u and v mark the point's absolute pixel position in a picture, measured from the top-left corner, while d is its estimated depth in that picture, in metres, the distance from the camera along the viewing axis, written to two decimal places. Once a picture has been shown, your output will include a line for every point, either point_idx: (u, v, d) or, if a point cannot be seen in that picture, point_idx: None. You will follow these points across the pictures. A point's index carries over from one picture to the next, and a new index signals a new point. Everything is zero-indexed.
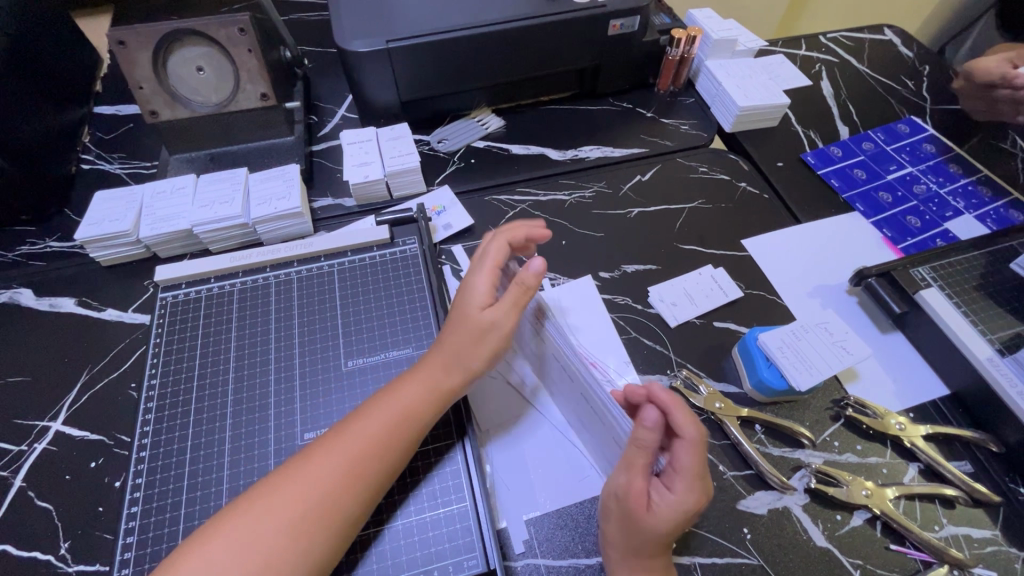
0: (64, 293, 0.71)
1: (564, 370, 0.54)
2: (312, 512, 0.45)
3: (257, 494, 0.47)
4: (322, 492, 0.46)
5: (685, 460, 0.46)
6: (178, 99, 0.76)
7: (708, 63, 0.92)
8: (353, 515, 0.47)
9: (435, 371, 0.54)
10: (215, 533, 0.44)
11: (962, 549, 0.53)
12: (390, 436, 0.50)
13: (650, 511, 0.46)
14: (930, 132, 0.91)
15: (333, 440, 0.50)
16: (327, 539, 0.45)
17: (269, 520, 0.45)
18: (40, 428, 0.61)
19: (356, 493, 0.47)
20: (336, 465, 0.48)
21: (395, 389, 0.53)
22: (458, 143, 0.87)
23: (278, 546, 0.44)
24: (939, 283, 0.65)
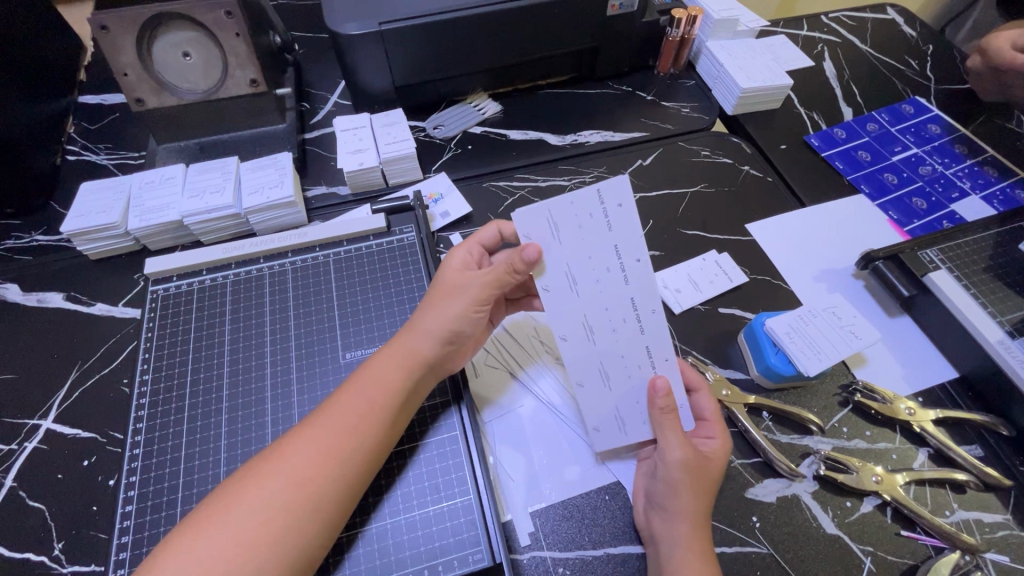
0: (52, 288, 0.69)
1: (598, 333, 0.50)
2: (295, 492, 0.44)
3: (241, 476, 0.45)
4: (303, 470, 0.45)
5: (708, 408, 0.53)
6: (165, 86, 0.74)
7: (708, 44, 0.90)
8: (336, 493, 0.45)
9: (413, 342, 0.52)
10: (197, 519, 0.43)
11: (974, 533, 0.52)
12: (370, 413, 0.48)
13: (710, 462, 0.50)
14: (934, 113, 0.89)
15: (314, 417, 0.48)
16: (311, 520, 0.44)
17: (251, 500, 0.43)
18: (31, 427, 0.59)
19: (336, 472, 0.45)
20: (313, 441, 0.46)
21: (371, 362, 0.52)
22: (454, 129, 0.84)
23: (260, 528, 0.42)
24: (947, 266, 0.64)
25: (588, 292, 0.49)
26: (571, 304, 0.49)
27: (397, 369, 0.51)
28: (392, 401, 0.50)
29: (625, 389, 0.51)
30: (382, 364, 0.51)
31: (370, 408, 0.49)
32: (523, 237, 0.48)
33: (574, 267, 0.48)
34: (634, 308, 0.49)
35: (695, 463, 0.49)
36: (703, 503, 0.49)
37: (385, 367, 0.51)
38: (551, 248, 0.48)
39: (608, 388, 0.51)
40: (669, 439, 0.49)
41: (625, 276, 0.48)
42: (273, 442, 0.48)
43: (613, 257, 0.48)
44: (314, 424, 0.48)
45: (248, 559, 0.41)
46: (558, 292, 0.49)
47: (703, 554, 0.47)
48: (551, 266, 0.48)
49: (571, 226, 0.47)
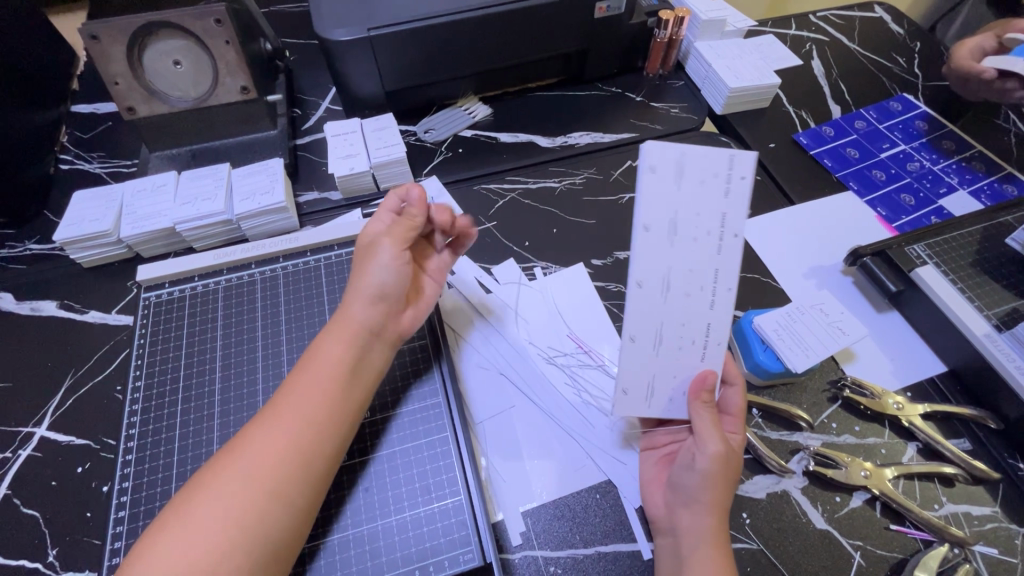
0: (46, 297, 0.69)
1: (672, 294, 0.49)
2: (251, 477, 0.44)
3: (205, 473, 0.46)
4: (257, 455, 0.45)
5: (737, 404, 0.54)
6: (156, 94, 0.74)
7: (696, 45, 0.91)
8: (294, 475, 0.45)
9: (348, 314, 0.53)
10: (165, 521, 0.43)
11: (963, 526, 0.52)
12: (314, 393, 0.49)
13: (738, 456, 0.50)
14: (922, 109, 0.90)
15: (266, 409, 0.49)
16: (272, 503, 0.44)
17: (212, 493, 0.44)
18: (25, 434, 0.59)
19: (290, 454, 0.46)
20: (263, 430, 0.47)
21: (315, 345, 0.52)
22: (445, 133, 0.85)
23: (221, 518, 0.42)
24: (935, 261, 0.64)
25: (680, 247, 0.47)
26: (660, 253, 0.48)
27: (337, 344, 0.52)
28: (339, 377, 0.50)
29: (678, 362, 0.50)
30: (326, 342, 0.52)
31: (317, 389, 0.49)
32: (648, 166, 0.46)
33: (679, 218, 0.47)
34: (714, 279, 0.48)
35: (729, 457, 0.49)
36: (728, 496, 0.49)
37: (329, 345, 0.52)
38: (665, 191, 0.46)
39: (656, 352, 0.50)
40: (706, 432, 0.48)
41: (717, 246, 0.48)
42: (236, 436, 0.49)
43: (717, 223, 0.47)
44: (269, 410, 0.48)
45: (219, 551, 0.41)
46: (654, 237, 0.47)
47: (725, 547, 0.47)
48: (661, 207, 0.47)
49: (694, 178, 0.47)
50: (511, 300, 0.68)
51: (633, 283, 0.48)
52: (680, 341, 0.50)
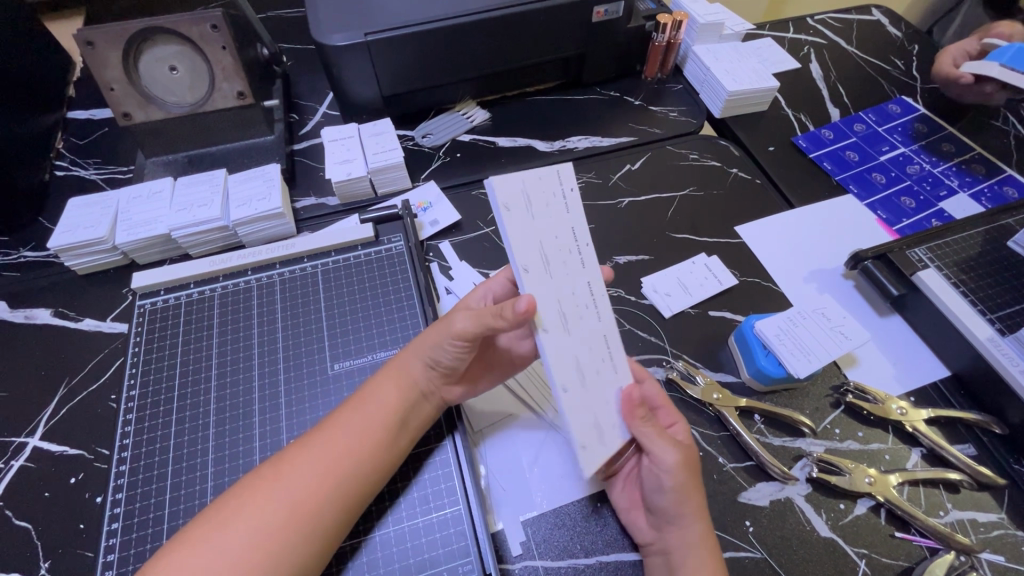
0: (40, 304, 0.69)
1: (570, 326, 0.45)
2: (291, 514, 0.43)
3: (235, 493, 0.45)
4: (299, 491, 0.44)
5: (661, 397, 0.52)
6: (152, 100, 0.74)
7: (694, 49, 0.90)
8: (335, 513, 0.45)
9: (415, 357, 0.53)
10: (191, 538, 0.42)
11: (969, 533, 0.52)
12: (372, 432, 0.49)
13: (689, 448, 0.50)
14: (921, 112, 0.90)
15: (314, 435, 0.48)
16: (310, 539, 0.43)
17: (246, 520, 0.43)
18: (17, 445, 0.58)
19: (336, 490, 0.45)
20: (313, 457, 0.46)
21: (375, 380, 0.52)
22: (443, 137, 0.84)
23: (253, 549, 0.41)
24: (936, 264, 0.64)
25: (557, 279, 0.45)
26: (546, 289, 0.45)
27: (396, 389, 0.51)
28: (392, 423, 0.50)
29: (599, 388, 0.46)
30: (383, 382, 0.51)
31: (369, 434, 0.48)
32: (501, 207, 0.44)
33: (546, 248, 0.45)
34: (590, 294, 0.47)
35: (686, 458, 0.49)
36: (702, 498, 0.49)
37: (386, 386, 0.51)
38: (523, 225, 0.44)
39: (585, 389, 0.45)
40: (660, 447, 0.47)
41: (579, 262, 0.46)
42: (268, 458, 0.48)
43: (572, 239, 0.46)
44: (312, 443, 0.47)
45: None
46: (536, 274, 0.44)
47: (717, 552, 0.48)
48: (527, 245, 0.44)
49: (541, 208, 0.45)
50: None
51: (538, 322, 0.44)
52: (580, 365, 0.45)
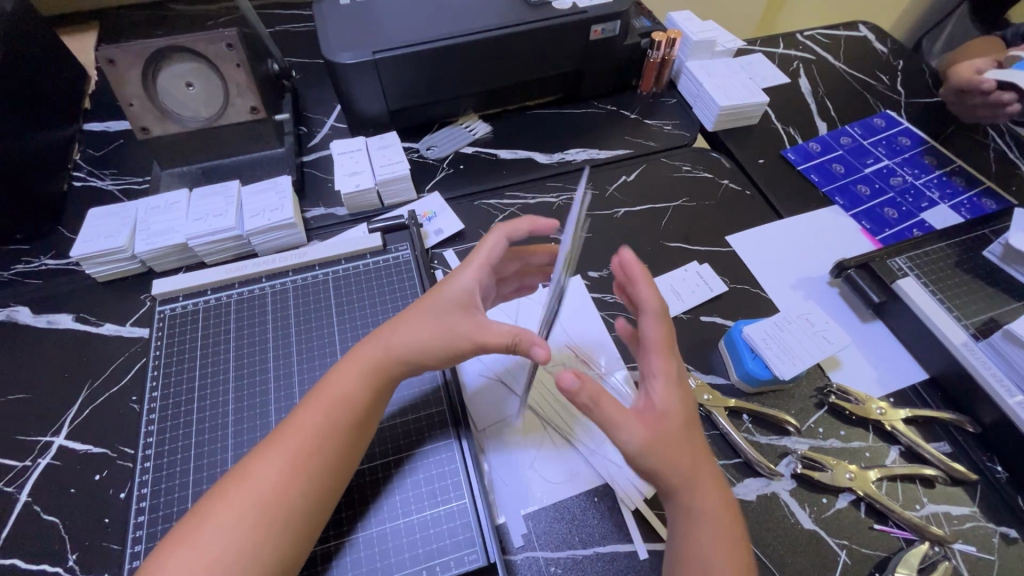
0: (62, 310, 0.72)
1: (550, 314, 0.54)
2: (263, 509, 0.46)
3: (208, 498, 0.47)
4: (265, 489, 0.46)
5: (652, 332, 0.51)
6: (169, 115, 0.77)
7: (688, 64, 0.94)
8: (302, 509, 0.47)
9: (370, 350, 0.54)
10: (172, 541, 0.45)
11: (943, 525, 0.55)
12: (330, 429, 0.50)
13: (665, 416, 0.49)
14: (904, 126, 0.94)
15: (276, 436, 0.50)
16: (279, 537, 0.45)
17: (216, 522, 0.45)
18: (44, 443, 0.62)
19: (303, 487, 0.48)
20: (276, 458, 0.48)
21: (332, 374, 0.54)
22: (447, 150, 0.88)
23: (230, 545, 0.44)
24: (915, 273, 0.68)
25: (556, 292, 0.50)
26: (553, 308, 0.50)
27: (361, 380, 0.53)
28: (357, 413, 0.52)
29: None
30: (346, 374, 0.53)
31: (336, 427, 0.51)
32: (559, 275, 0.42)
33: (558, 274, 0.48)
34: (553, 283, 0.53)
35: (657, 435, 0.47)
36: (699, 470, 0.49)
37: (350, 378, 0.53)
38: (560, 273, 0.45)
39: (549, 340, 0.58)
40: (621, 424, 0.46)
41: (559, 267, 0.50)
42: (239, 460, 0.50)
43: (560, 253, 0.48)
44: (278, 440, 0.50)
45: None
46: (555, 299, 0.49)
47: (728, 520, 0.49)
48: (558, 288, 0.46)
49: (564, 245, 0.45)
50: (510, 312, 0.70)
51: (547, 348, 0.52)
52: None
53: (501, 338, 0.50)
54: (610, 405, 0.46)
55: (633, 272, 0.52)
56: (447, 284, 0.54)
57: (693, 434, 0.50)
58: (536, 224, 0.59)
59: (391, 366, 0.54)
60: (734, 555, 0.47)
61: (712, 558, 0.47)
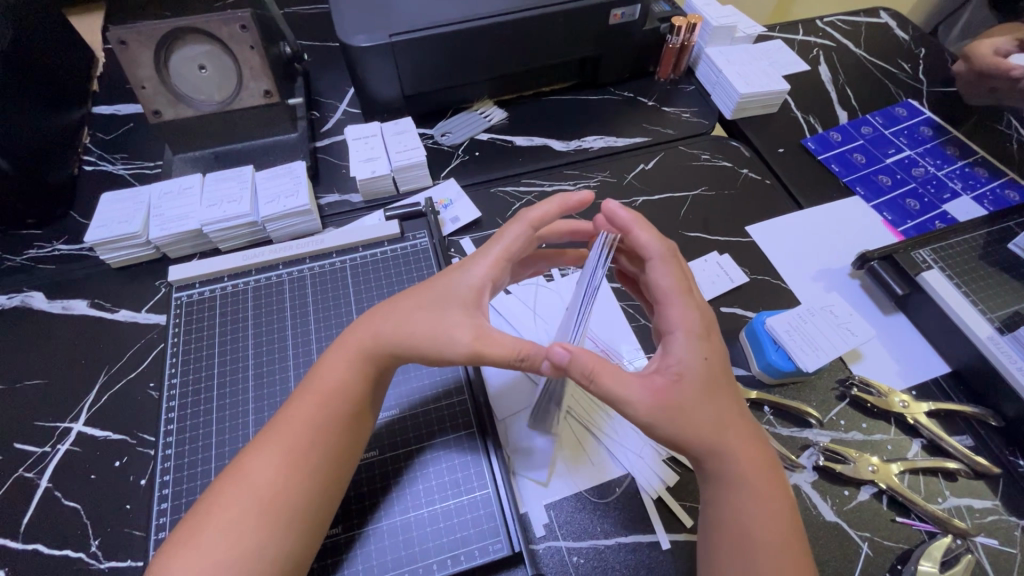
0: (76, 295, 0.71)
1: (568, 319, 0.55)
2: (263, 508, 0.45)
3: (211, 495, 0.47)
4: (264, 486, 0.46)
5: (665, 280, 0.51)
6: (181, 98, 0.76)
7: (707, 51, 0.93)
8: (302, 502, 0.47)
9: (359, 337, 0.53)
10: (175, 541, 0.44)
11: (965, 518, 0.55)
12: (323, 422, 0.49)
13: (684, 378, 0.47)
14: (926, 115, 0.92)
15: (272, 431, 0.49)
16: (283, 532, 0.45)
17: (221, 520, 0.45)
18: (63, 429, 0.61)
19: (302, 482, 0.47)
20: (271, 455, 0.47)
21: (322, 363, 0.53)
22: (462, 136, 0.87)
23: (233, 544, 0.44)
24: (940, 265, 0.67)
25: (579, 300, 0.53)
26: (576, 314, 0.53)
27: (351, 370, 0.52)
28: (349, 404, 0.51)
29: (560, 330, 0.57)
30: (335, 365, 0.52)
31: (330, 421, 0.50)
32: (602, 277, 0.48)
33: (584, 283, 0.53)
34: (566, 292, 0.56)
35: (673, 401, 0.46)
36: (727, 433, 0.48)
37: (340, 369, 0.52)
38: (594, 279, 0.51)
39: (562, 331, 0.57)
40: (633, 390, 0.46)
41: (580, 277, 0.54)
42: (237, 456, 0.50)
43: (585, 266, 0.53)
44: (271, 436, 0.49)
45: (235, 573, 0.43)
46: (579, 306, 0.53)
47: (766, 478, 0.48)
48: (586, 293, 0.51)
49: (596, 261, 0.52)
50: (528, 301, 0.70)
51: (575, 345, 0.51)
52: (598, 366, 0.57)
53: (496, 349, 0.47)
54: (612, 372, 0.46)
55: (623, 218, 0.53)
56: (460, 279, 0.52)
57: (717, 396, 0.48)
58: (566, 202, 0.56)
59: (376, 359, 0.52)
60: (775, 513, 0.47)
61: (751, 524, 0.46)
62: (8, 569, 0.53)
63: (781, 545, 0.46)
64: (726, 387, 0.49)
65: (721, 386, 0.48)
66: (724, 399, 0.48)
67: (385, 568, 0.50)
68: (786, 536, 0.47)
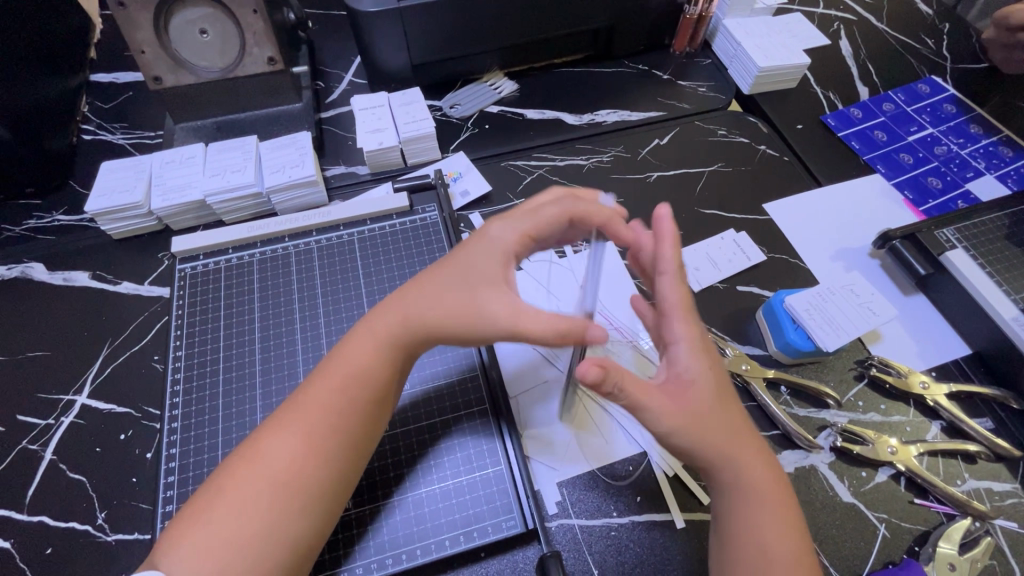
0: (77, 267, 0.70)
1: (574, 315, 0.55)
2: (276, 490, 0.44)
3: (223, 473, 0.46)
4: (279, 469, 0.45)
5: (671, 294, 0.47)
6: (183, 64, 0.73)
7: (725, 22, 0.89)
8: (319, 487, 0.45)
9: (386, 320, 0.50)
10: (184, 518, 0.44)
11: (984, 501, 0.54)
12: (341, 407, 0.48)
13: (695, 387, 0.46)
14: (950, 92, 0.90)
15: (289, 412, 0.48)
16: (298, 515, 0.44)
17: (234, 501, 0.43)
18: (66, 402, 0.60)
19: (319, 467, 0.46)
20: (288, 438, 0.46)
21: (345, 346, 0.51)
22: (471, 108, 0.84)
23: (245, 526, 0.43)
24: (964, 244, 0.65)
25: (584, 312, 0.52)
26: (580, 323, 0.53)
27: (377, 351, 0.50)
28: (369, 389, 0.49)
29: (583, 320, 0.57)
30: (359, 347, 0.50)
31: (349, 406, 0.48)
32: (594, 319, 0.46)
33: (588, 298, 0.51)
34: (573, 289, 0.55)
35: (685, 413, 0.45)
36: (738, 447, 0.47)
37: (365, 351, 0.50)
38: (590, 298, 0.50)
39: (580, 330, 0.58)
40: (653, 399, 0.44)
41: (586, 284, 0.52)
42: (251, 434, 0.48)
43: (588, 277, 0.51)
44: (288, 417, 0.48)
45: (250, 553, 0.42)
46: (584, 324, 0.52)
47: (777, 493, 0.47)
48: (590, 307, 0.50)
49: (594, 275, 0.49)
50: (541, 279, 0.68)
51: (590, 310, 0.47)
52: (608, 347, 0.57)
53: (534, 327, 0.44)
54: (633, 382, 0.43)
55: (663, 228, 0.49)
56: (492, 260, 0.50)
57: (729, 408, 0.47)
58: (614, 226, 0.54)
59: (404, 340, 0.50)
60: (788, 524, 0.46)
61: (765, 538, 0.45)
62: (14, 541, 0.53)
63: (794, 561, 0.45)
64: (733, 398, 0.48)
65: (731, 395, 0.48)
66: (734, 410, 0.48)
67: (397, 544, 0.50)
68: (797, 551, 0.46)
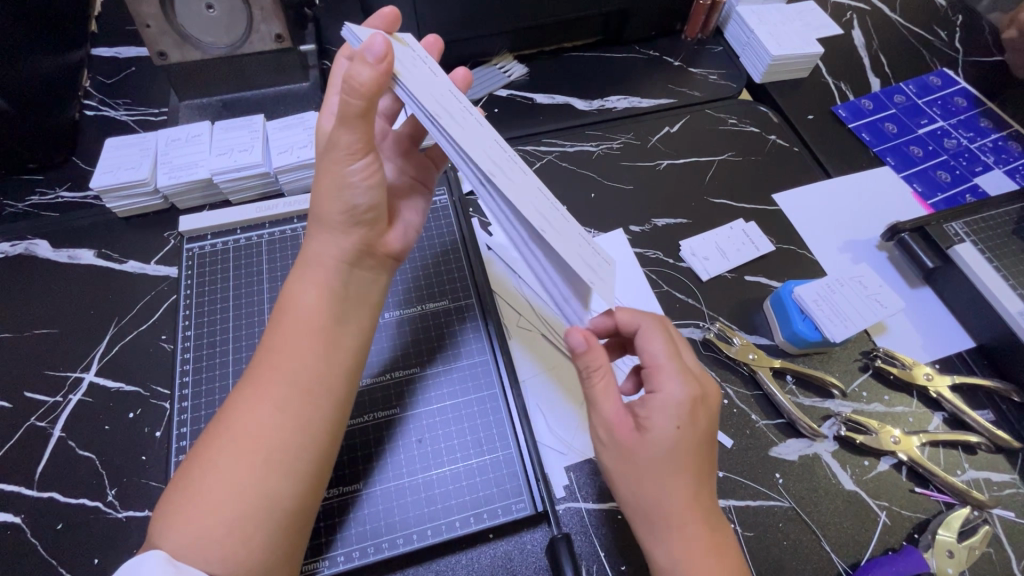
0: (83, 245, 0.69)
1: (491, 150, 0.44)
2: (239, 449, 0.43)
3: (202, 448, 0.44)
4: (254, 436, 0.43)
5: (653, 347, 0.47)
6: (188, 40, 0.72)
7: (738, 9, 0.88)
8: (291, 446, 0.44)
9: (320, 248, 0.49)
10: (168, 497, 0.43)
11: (983, 490, 0.55)
12: (307, 358, 0.46)
13: (647, 441, 0.44)
14: (961, 86, 0.89)
15: (255, 377, 0.46)
16: (287, 480, 0.43)
17: (217, 474, 0.42)
18: (74, 379, 0.60)
19: (289, 425, 0.44)
20: (261, 402, 0.45)
21: (289, 295, 0.49)
22: (481, 90, 0.83)
23: (233, 497, 0.41)
24: (972, 238, 0.65)
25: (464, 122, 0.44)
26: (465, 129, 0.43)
27: (306, 285, 0.49)
28: (324, 331, 0.48)
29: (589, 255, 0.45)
30: (293, 287, 0.49)
31: (291, 349, 0.47)
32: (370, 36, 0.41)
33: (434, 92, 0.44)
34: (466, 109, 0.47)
35: (619, 450, 0.45)
36: (680, 510, 0.45)
37: (298, 288, 0.49)
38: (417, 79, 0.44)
39: (555, 228, 0.43)
40: (604, 417, 0.46)
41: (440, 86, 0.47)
42: (221, 408, 0.46)
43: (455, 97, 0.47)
44: (247, 378, 0.47)
45: (246, 523, 0.41)
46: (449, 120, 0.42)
47: (702, 540, 0.44)
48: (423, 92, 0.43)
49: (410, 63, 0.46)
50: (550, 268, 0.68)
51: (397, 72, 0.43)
52: (587, 261, 0.43)
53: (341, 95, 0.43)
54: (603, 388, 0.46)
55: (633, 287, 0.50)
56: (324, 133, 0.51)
57: (682, 472, 0.44)
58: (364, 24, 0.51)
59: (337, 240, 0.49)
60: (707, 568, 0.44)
61: None
62: (25, 516, 0.53)
63: None
64: (693, 463, 0.45)
65: (697, 462, 0.45)
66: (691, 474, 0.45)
67: (407, 524, 0.51)
68: None
